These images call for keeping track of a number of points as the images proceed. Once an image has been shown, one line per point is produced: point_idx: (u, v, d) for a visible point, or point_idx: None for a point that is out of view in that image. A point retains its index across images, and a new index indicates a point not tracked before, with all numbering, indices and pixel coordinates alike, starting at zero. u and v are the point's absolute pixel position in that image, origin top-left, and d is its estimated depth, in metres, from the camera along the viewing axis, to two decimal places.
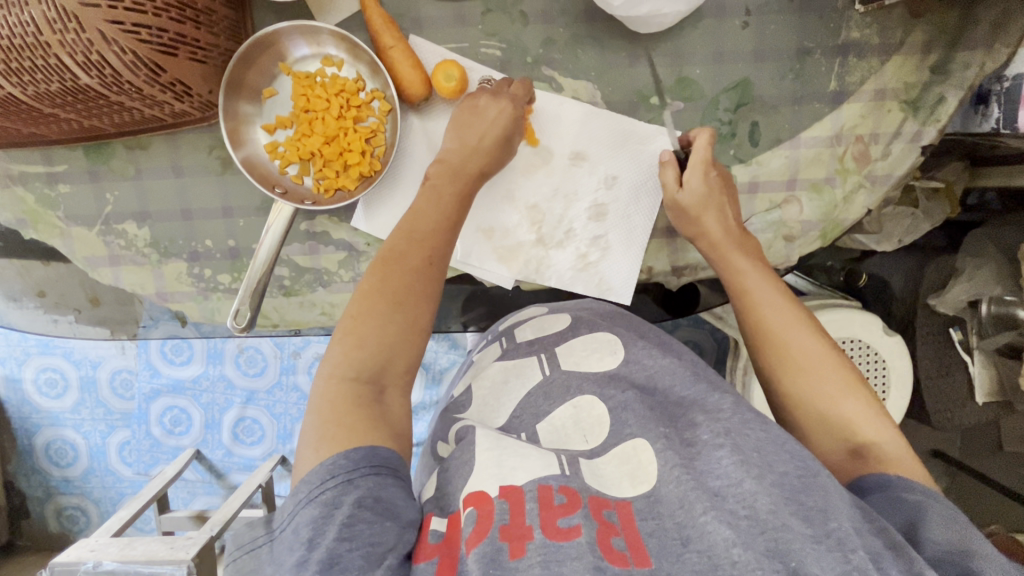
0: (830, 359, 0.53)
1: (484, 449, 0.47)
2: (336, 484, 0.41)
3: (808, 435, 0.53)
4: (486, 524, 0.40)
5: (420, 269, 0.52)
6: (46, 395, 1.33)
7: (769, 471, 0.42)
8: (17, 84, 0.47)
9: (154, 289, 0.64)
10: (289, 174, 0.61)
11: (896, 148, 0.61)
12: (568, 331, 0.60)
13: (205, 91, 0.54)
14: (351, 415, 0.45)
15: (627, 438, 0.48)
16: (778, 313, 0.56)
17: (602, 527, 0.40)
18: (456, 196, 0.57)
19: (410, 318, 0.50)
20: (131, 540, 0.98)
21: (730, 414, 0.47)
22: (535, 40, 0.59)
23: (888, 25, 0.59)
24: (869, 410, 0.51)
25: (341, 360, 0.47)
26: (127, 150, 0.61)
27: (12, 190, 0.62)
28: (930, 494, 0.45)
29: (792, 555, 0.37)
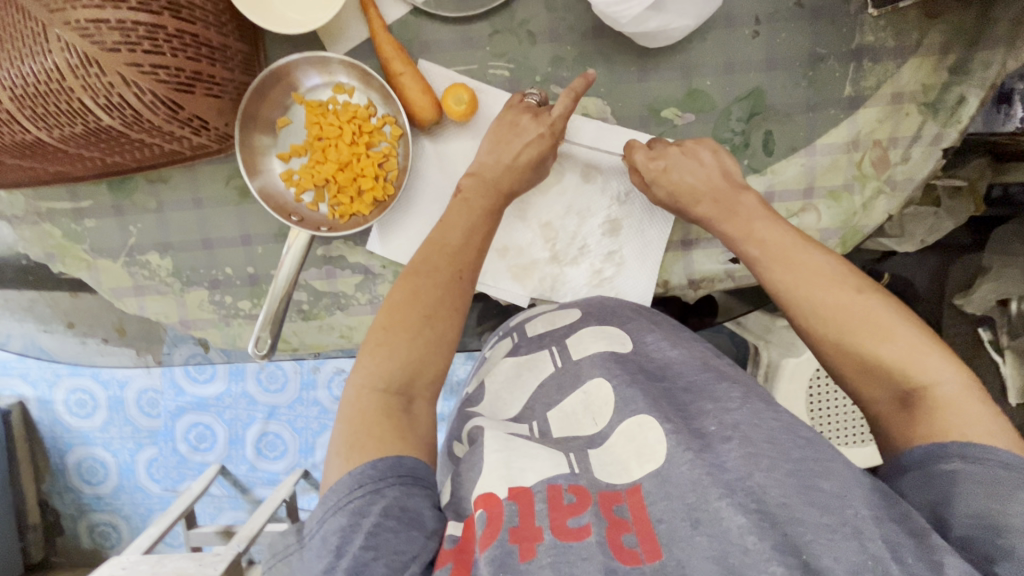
0: (861, 300, 0.49)
1: (490, 450, 0.45)
2: (364, 493, 0.41)
3: (858, 388, 0.50)
4: (496, 525, 0.40)
5: (450, 283, 0.52)
6: (75, 415, 1.36)
7: (783, 461, 0.41)
8: (42, 128, 0.49)
9: (178, 318, 0.65)
10: (305, 202, 0.62)
11: (916, 152, 0.59)
12: (578, 323, 0.57)
13: (222, 124, 0.55)
14: (378, 425, 0.45)
15: (632, 414, 0.47)
16: (790, 270, 0.52)
17: (613, 525, 0.40)
18: (485, 212, 0.56)
19: (439, 333, 0.50)
20: (161, 558, 1.01)
21: (738, 405, 0.46)
22: (543, 58, 0.59)
23: (904, 26, 0.58)
24: (920, 343, 0.47)
25: (372, 372, 0.48)
26: (148, 184, 0.63)
27: (40, 226, 0.64)
28: (967, 457, 0.41)
29: (804, 549, 0.36)
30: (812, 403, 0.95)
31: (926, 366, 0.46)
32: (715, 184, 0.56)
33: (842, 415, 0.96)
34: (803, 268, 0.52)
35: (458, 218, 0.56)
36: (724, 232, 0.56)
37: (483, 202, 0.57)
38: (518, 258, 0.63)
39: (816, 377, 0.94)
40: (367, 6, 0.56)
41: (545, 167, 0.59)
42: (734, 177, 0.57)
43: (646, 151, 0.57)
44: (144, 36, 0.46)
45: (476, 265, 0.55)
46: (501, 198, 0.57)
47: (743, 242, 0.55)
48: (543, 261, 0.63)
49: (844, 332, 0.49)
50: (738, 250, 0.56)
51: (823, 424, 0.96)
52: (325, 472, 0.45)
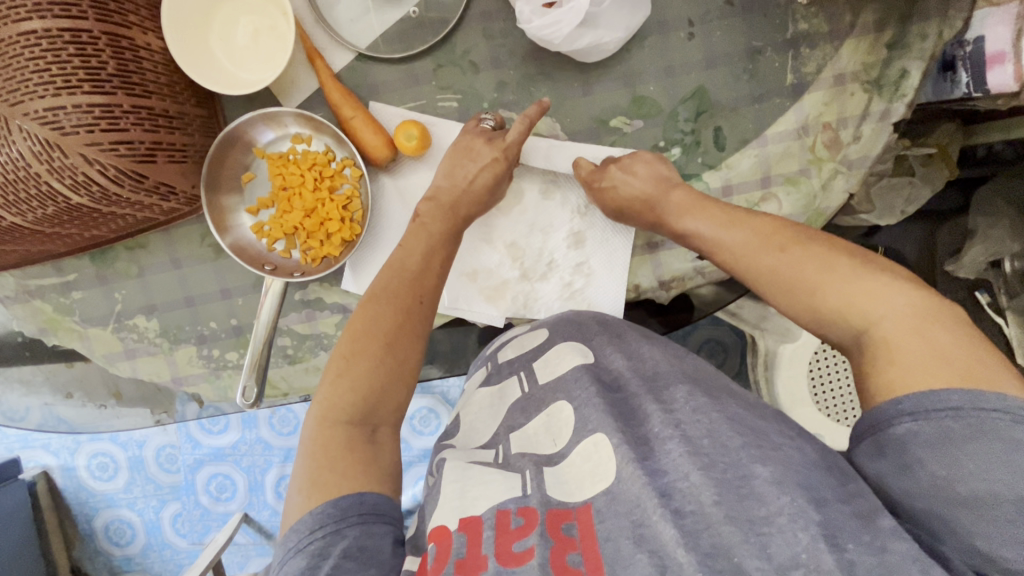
0: (797, 260, 0.51)
1: (449, 480, 0.49)
2: (324, 534, 0.43)
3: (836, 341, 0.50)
4: (445, 557, 0.43)
5: (410, 309, 0.54)
6: (98, 479, 1.41)
7: (712, 465, 0.44)
8: (18, 213, 0.52)
9: (169, 375, 0.67)
10: (277, 250, 0.64)
11: (866, 130, 0.60)
12: (544, 345, 0.59)
13: (188, 187, 0.58)
14: (344, 457, 0.46)
15: (589, 434, 0.49)
16: (732, 247, 0.55)
17: (558, 544, 0.43)
18: (443, 234, 0.59)
19: (400, 360, 0.52)
20: None
21: (683, 404, 0.49)
22: (488, 85, 0.61)
23: (836, 10, 0.59)
24: (869, 286, 0.47)
25: (333, 403, 0.49)
26: (128, 251, 0.65)
27: (31, 303, 0.66)
28: (917, 412, 0.41)
29: (733, 551, 0.39)
30: (814, 388, 0.94)
31: (885, 307, 0.45)
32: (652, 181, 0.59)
33: (847, 398, 0.94)
34: (744, 248, 0.54)
35: (416, 245, 0.58)
36: (672, 227, 0.59)
37: (439, 230, 0.59)
38: (487, 281, 0.64)
39: (814, 364, 0.94)
40: (313, 58, 0.59)
41: (499, 191, 0.61)
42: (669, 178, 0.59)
43: (592, 168, 0.60)
44: (101, 116, 0.48)
45: (435, 289, 0.57)
46: (453, 226, 0.59)
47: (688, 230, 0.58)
48: (513, 281, 0.64)
49: (796, 292, 0.51)
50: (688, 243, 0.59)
51: (829, 408, 0.95)
52: (286, 509, 0.46)
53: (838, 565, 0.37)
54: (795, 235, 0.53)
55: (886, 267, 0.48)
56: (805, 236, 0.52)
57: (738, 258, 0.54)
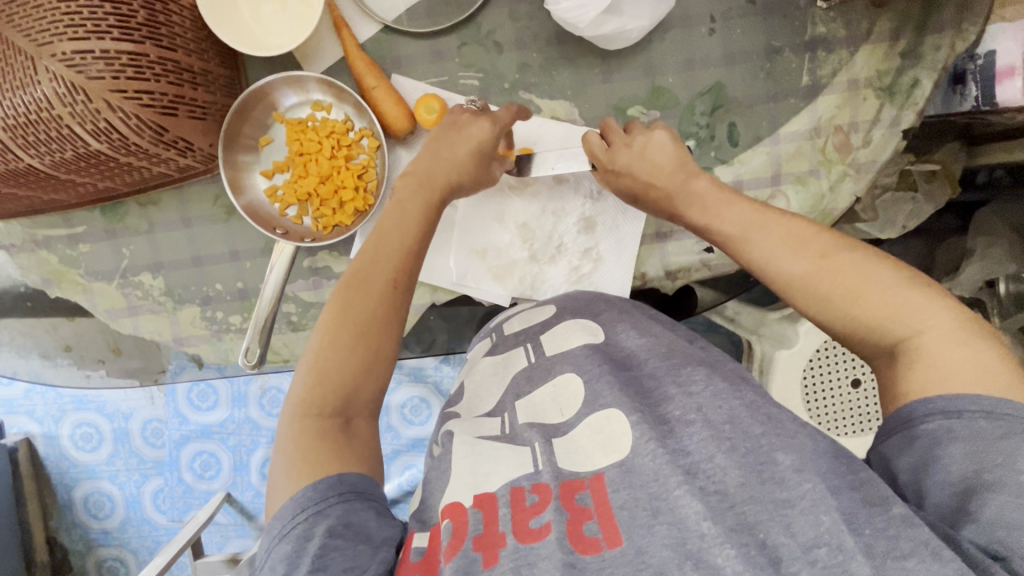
0: (833, 264, 0.49)
1: (460, 457, 0.49)
2: (306, 517, 0.43)
3: (856, 344, 0.49)
4: (462, 535, 0.43)
5: (384, 295, 0.52)
6: (82, 449, 1.40)
7: (741, 442, 0.45)
8: (35, 155, 0.52)
9: (171, 335, 0.67)
10: (289, 215, 0.64)
11: (876, 135, 0.61)
12: (553, 319, 0.60)
13: (206, 144, 0.58)
14: (316, 448, 0.46)
15: (601, 408, 0.50)
16: (764, 246, 0.52)
17: (575, 515, 0.43)
18: (422, 212, 0.56)
19: (375, 348, 0.50)
20: None
21: (703, 386, 0.50)
22: (510, 66, 0.62)
23: (854, 17, 0.60)
24: (906, 292, 0.47)
25: (304, 399, 0.47)
26: (140, 207, 0.65)
27: (37, 253, 0.66)
28: (949, 412, 0.42)
29: (759, 527, 0.40)
30: (807, 395, 0.95)
31: (928, 317, 0.45)
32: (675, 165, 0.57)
33: (840, 407, 0.94)
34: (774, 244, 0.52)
35: (398, 228, 0.54)
36: (695, 220, 0.57)
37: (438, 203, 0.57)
38: (498, 261, 0.65)
39: (809, 373, 0.94)
40: (339, 26, 0.60)
41: (492, 171, 0.60)
42: (691, 166, 0.57)
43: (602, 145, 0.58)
44: (127, 64, 0.48)
45: (410, 270, 0.54)
46: (435, 203, 0.57)
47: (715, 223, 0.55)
48: (523, 262, 0.65)
49: (824, 297, 0.49)
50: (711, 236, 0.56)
51: (822, 417, 0.95)
52: (271, 489, 0.46)
53: (860, 547, 0.38)
54: (811, 233, 0.51)
55: (912, 270, 0.48)
56: (840, 241, 0.50)
57: (769, 257, 0.52)
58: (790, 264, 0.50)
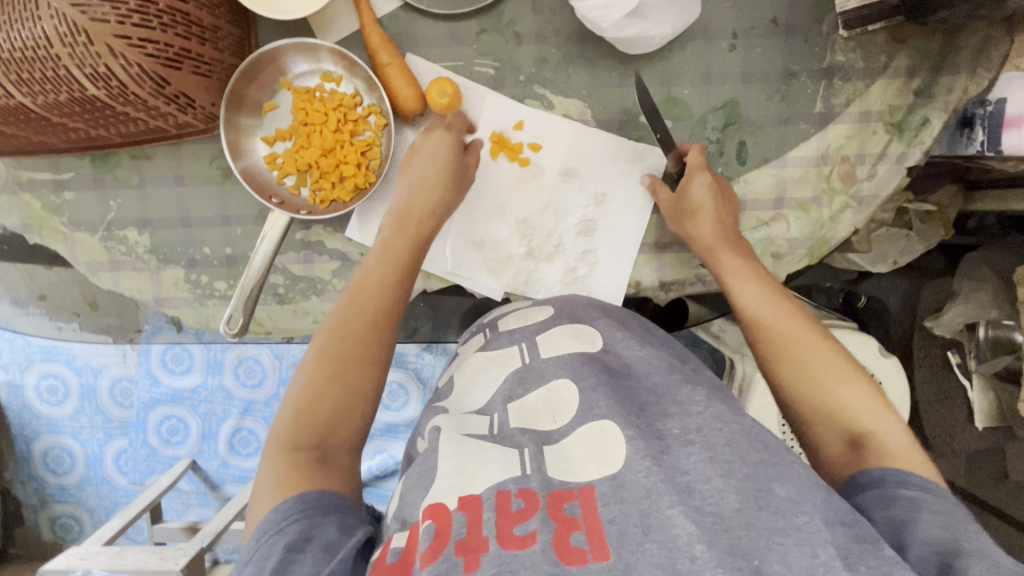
0: (824, 350, 0.55)
1: (445, 455, 0.47)
2: (267, 539, 0.42)
3: (816, 431, 0.54)
4: (443, 538, 0.40)
5: (365, 329, 0.53)
6: (46, 402, 1.36)
7: (741, 467, 0.44)
8: (28, 93, 0.49)
9: (151, 295, 0.65)
10: (286, 185, 0.62)
11: (882, 169, 0.61)
12: (550, 320, 0.60)
13: (208, 103, 0.56)
14: (293, 478, 0.45)
15: (595, 419, 0.49)
16: (774, 315, 0.57)
17: (561, 526, 0.41)
18: (407, 245, 0.58)
19: (355, 381, 0.51)
20: (120, 550, 1.15)
21: (703, 408, 0.49)
22: (528, 59, 0.61)
23: (873, 49, 0.60)
24: (872, 398, 0.53)
25: (286, 433, 0.48)
26: (132, 159, 0.63)
27: (19, 195, 0.63)
28: (921, 488, 0.46)
29: (754, 554, 0.38)
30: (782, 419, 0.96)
31: (888, 422, 0.51)
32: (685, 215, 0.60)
33: None
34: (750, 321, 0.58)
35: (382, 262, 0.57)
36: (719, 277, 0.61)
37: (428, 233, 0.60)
38: (494, 254, 0.64)
39: None
40: None
41: (467, 178, 0.61)
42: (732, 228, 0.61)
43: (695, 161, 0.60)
44: (134, 10, 0.47)
45: (390, 305, 0.56)
46: (420, 238, 0.59)
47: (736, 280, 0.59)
48: (519, 259, 0.64)
49: (811, 375, 0.54)
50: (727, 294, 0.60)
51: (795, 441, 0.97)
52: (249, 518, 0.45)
53: None
54: (783, 316, 0.57)
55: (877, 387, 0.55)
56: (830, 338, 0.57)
57: (778, 325, 0.57)
58: (806, 337, 0.56)
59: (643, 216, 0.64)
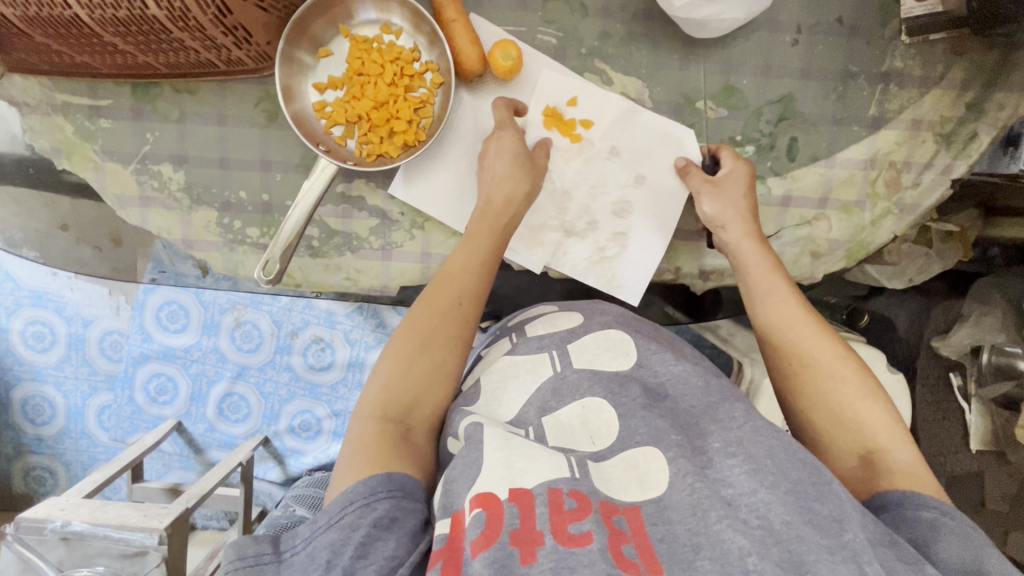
0: (842, 361, 0.56)
1: (494, 447, 0.47)
2: (354, 509, 0.45)
3: (828, 444, 0.54)
4: (496, 527, 0.41)
5: (450, 314, 0.58)
6: (31, 349, 1.33)
7: (784, 480, 0.45)
8: (85, 6, 0.48)
9: (180, 235, 0.63)
10: (333, 135, 0.61)
11: (926, 179, 0.62)
12: (582, 328, 0.62)
13: (264, 41, 0.55)
14: (378, 446, 0.49)
15: (637, 445, 0.50)
16: (795, 319, 0.58)
17: (614, 534, 0.42)
18: (490, 254, 0.60)
19: (435, 362, 0.56)
20: (102, 504, 1.11)
21: (742, 422, 0.51)
22: (592, 32, 0.60)
23: (932, 58, 0.61)
24: (887, 416, 0.53)
25: (376, 404, 0.53)
26: (175, 92, 0.61)
27: (51, 118, 0.61)
28: (942, 511, 0.46)
29: (806, 566, 0.40)
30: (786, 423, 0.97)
31: (899, 440, 0.52)
32: (724, 199, 0.59)
33: None
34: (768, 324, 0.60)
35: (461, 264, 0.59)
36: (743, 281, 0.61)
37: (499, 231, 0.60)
38: (525, 228, 0.64)
39: None
40: None
41: (540, 166, 0.61)
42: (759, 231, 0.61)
43: (727, 159, 0.60)
44: None
45: (477, 301, 0.59)
46: (500, 234, 0.60)
47: (762, 283, 0.60)
48: (551, 233, 0.63)
49: (825, 383, 0.55)
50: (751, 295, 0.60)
51: None
52: (333, 486, 0.48)
53: None
54: (807, 328, 0.58)
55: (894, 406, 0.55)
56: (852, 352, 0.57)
57: (794, 331, 0.58)
58: (824, 347, 0.57)
59: (679, 203, 0.63)
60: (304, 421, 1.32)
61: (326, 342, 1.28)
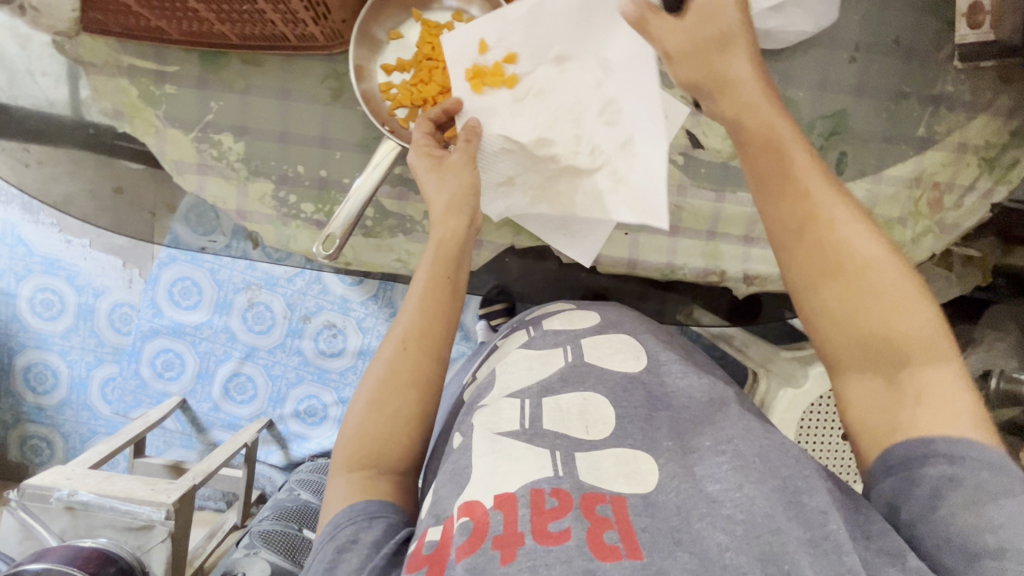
0: (895, 286, 0.49)
1: (480, 454, 0.52)
2: (327, 542, 0.51)
3: (860, 398, 0.50)
4: (481, 535, 0.45)
5: (399, 356, 0.58)
6: (39, 317, 1.31)
7: (771, 477, 0.49)
8: None
9: (234, 206, 0.63)
10: (396, 116, 0.61)
11: (968, 201, 0.64)
12: (597, 329, 0.66)
13: (338, 18, 0.56)
14: (348, 491, 0.54)
15: (628, 445, 0.54)
16: (795, 152, 0.53)
17: (596, 525, 0.45)
18: (445, 283, 0.59)
19: (394, 408, 0.56)
20: (108, 476, 1.10)
21: (733, 421, 0.55)
22: None
23: (981, 85, 0.63)
24: (941, 353, 0.47)
25: (345, 460, 0.56)
26: (242, 64, 0.61)
27: (116, 80, 0.61)
28: (952, 460, 0.44)
29: (785, 558, 0.43)
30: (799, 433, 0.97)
31: (948, 383, 0.47)
32: (700, 62, 0.54)
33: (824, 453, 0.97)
34: (796, 261, 0.52)
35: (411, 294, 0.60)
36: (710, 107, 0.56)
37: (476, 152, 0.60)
38: (529, 171, 0.61)
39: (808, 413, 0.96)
40: None
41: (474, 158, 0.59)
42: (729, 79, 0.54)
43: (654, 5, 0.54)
44: None
45: (424, 327, 0.58)
46: (454, 257, 0.60)
47: (775, 156, 0.53)
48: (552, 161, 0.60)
49: (878, 315, 0.49)
50: (767, 173, 0.53)
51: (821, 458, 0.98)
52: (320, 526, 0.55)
53: None
54: (851, 217, 0.51)
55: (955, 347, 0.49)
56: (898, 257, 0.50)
57: (808, 200, 0.52)
58: (867, 242, 0.50)
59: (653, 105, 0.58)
60: (310, 406, 1.31)
61: (338, 328, 1.26)
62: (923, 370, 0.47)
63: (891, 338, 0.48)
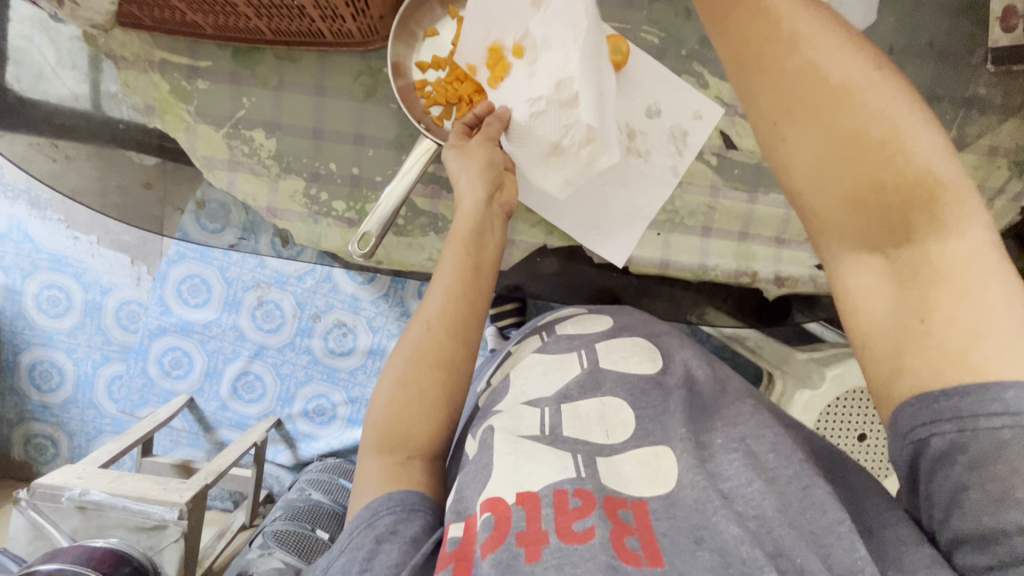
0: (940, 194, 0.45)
1: (502, 453, 0.53)
2: (361, 530, 0.52)
3: (881, 312, 0.48)
4: (504, 530, 0.47)
5: (431, 340, 0.59)
6: (45, 314, 1.30)
7: (774, 473, 0.52)
8: None
9: (265, 203, 0.63)
10: (431, 114, 0.62)
11: (998, 204, 0.64)
12: (611, 332, 0.65)
13: (377, 15, 0.55)
14: (380, 477, 0.55)
15: (650, 444, 0.55)
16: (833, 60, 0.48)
17: (618, 527, 0.47)
18: (469, 267, 0.60)
19: (420, 390, 0.58)
20: (120, 475, 1.09)
21: (746, 419, 0.57)
22: (693, 35, 0.62)
23: (1013, 89, 0.63)
24: (979, 267, 0.44)
25: (375, 441, 0.58)
26: (276, 60, 0.61)
27: (148, 74, 0.60)
28: (966, 423, 0.42)
29: (796, 553, 0.45)
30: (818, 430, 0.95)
31: (987, 304, 0.43)
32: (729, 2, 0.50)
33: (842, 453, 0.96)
34: (818, 162, 0.48)
35: (436, 278, 0.60)
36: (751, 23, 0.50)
37: (496, 135, 0.59)
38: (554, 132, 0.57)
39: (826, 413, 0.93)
40: None
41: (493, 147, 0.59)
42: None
43: None
44: None
45: (449, 307, 0.59)
46: (475, 236, 0.60)
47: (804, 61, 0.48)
48: (556, 105, 0.56)
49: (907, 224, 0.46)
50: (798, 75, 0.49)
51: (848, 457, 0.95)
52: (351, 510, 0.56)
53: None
54: (898, 119, 0.46)
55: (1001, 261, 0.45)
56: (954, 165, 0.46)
57: (847, 105, 0.47)
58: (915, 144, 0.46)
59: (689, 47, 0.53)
60: (318, 406, 1.29)
61: (348, 326, 1.25)
62: (941, 246, 0.45)
63: (907, 207, 0.46)
